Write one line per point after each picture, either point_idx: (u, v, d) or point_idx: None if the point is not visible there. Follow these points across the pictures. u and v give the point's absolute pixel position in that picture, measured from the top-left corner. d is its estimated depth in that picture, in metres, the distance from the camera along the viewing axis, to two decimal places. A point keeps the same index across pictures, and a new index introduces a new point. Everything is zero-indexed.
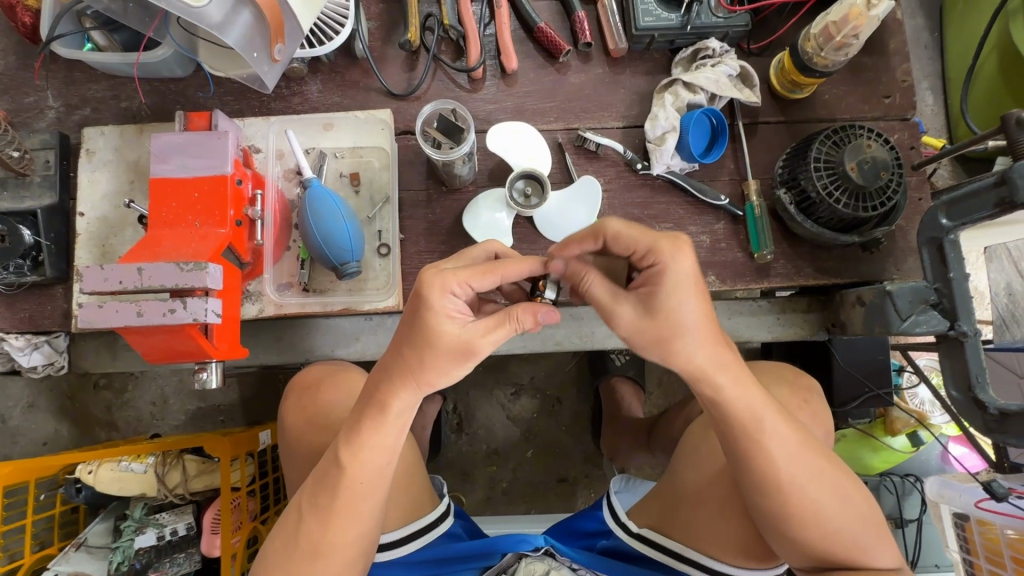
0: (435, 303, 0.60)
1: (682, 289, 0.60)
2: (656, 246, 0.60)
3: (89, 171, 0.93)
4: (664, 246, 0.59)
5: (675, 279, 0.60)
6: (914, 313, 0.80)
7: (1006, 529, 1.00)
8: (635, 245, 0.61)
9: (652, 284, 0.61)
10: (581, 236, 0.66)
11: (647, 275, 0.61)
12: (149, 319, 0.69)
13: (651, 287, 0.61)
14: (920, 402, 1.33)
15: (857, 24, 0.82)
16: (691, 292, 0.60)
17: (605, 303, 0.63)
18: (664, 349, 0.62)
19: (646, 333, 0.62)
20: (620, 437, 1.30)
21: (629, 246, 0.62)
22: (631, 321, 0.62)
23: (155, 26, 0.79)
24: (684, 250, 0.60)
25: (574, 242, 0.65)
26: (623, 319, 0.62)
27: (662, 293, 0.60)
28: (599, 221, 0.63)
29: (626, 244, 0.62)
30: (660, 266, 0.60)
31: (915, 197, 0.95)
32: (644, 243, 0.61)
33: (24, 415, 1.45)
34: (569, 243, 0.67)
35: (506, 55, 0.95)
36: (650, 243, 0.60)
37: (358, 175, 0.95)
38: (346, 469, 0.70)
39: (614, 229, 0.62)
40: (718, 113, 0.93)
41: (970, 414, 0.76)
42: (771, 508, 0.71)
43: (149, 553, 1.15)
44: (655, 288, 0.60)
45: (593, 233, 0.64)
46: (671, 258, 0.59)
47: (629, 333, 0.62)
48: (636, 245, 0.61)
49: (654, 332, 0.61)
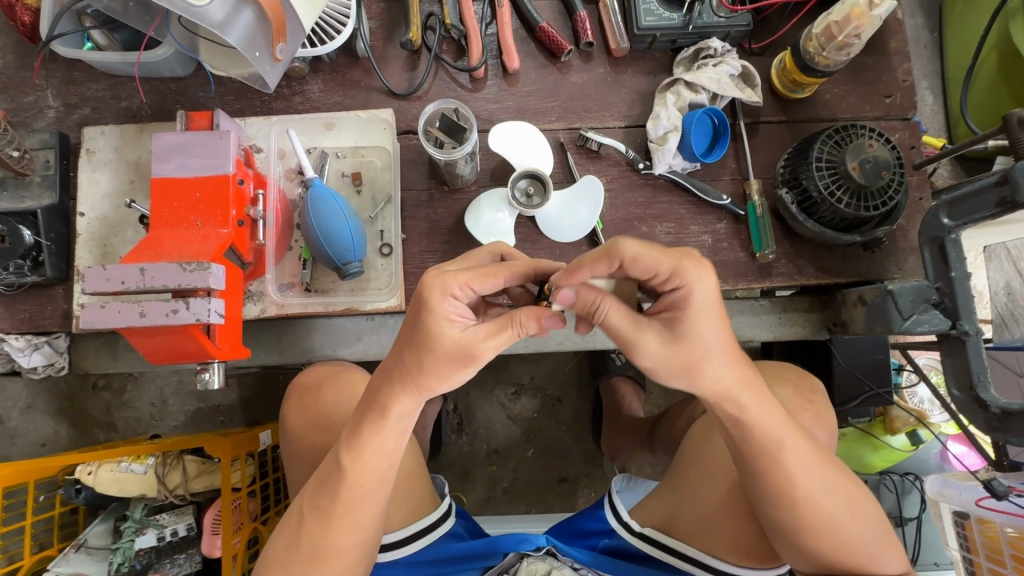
0: (435, 307, 0.59)
1: (706, 310, 0.59)
2: (680, 268, 0.58)
3: (90, 171, 0.92)
4: (691, 269, 0.57)
5: (700, 300, 0.59)
6: (915, 313, 0.81)
7: (1006, 527, 1.01)
8: (656, 268, 0.58)
9: (677, 307, 0.59)
10: (592, 260, 0.61)
11: (670, 299, 0.60)
12: (151, 319, 0.69)
13: (677, 311, 0.59)
14: (920, 401, 1.34)
15: (860, 23, 0.83)
16: (716, 314, 0.60)
17: (628, 331, 0.60)
18: (690, 373, 0.62)
19: (674, 359, 0.61)
20: (622, 437, 1.30)
21: (649, 268, 0.59)
22: (654, 345, 0.60)
23: (156, 24, 0.79)
24: (706, 270, 0.59)
25: (586, 267, 0.60)
26: (649, 346, 0.60)
27: (689, 317, 0.59)
28: (614, 244, 0.58)
29: (645, 266, 0.59)
30: (685, 289, 0.58)
31: (916, 197, 0.95)
32: (666, 266, 0.58)
33: (23, 416, 1.45)
34: (577, 269, 0.61)
35: (507, 54, 0.95)
36: (673, 266, 0.58)
37: (360, 174, 0.95)
38: (347, 472, 0.69)
39: (633, 255, 0.57)
40: (720, 112, 0.93)
41: (972, 413, 0.77)
42: (773, 510, 0.71)
43: (150, 554, 1.15)
44: (681, 312, 0.59)
45: (608, 256, 0.59)
46: (696, 279, 0.58)
47: (656, 360, 0.61)
48: (660, 268, 0.58)
49: (681, 357, 0.61)
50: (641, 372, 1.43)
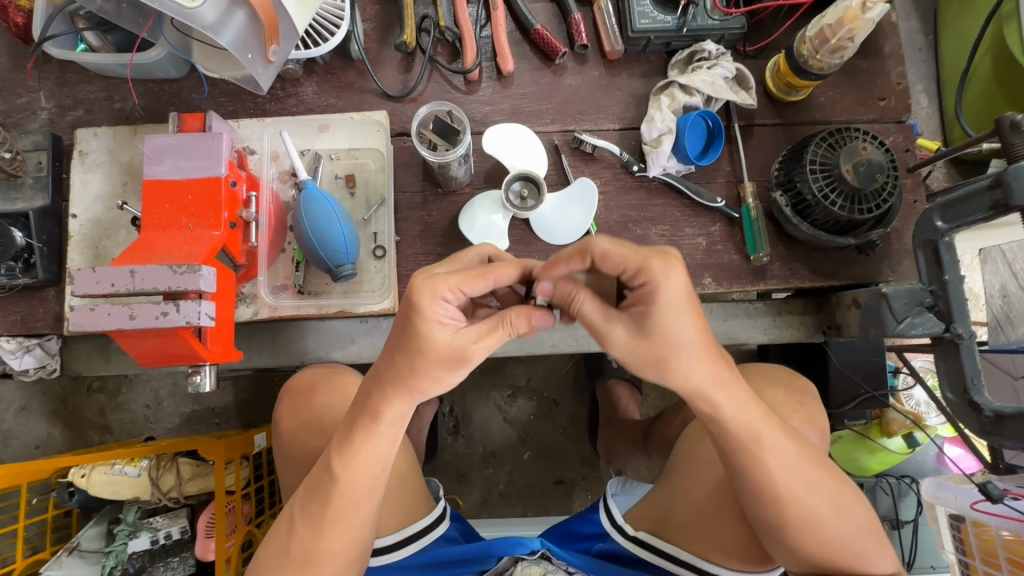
0: (426, 309, 0.59)
1: (675, 307, 0.58)
2: (647, 265, 0.57)
3: (83, 173, 0.92)
4: (655, 265, 0.57)
5: (668, 296, 0.58)
6: (909, 315, 0.83)
7: (1001, 530, 1.01)
8: (625, 263, 0.59)
9: (645, 302, 0.59)
10: (568, 257, 0.64)
11: (638, 294, 0.59)
12: (141, 322, 0.68)
13: (644, 305, 0.59)
14: (916, 403, 1.28)
15: (853, 26, 0.83)
16: (687, 311, 0.58)
17: (598, 324, 0.61)
18: (660, 368, 0.61)
19: (644, 354, 0.60)
20: (617, 440, 1.30)
21: (618, 266, 0.59)
22: (622, 339, 0.60)
23: (149, 26, 0.79)
24: (675, 267, 0.58)
25: (562, 263, 0.63)
26: (618, 339, 0.61)
27: (655, 311, 0.58)
28: (587, 240, 0.61)
29: (615, 264, 0.60)
30: (651, 285, 0.58)
31: (910, 200, 0.95)
32: (634, 262, 0.58)
33: (16, 418, 1.44)
34: (556, 263, 0.65)
35: (502, 56, 0.95)
36: (639, 263, 0.58)
37: (353, 176, 0.94)
38: (338, 477, 0.69)
39: (602, 249, 0.59)
40: (714, 115, 0.93)
41: (966, 416, 0.76)
42: (765, 514, 0.71)
43: (143, 557, 1.15)
44: (649, 306, 0.58)
45: (580, 253, 0.62)
46: (663, 276, 0.57)
47: (627, 353, 0.61)
48: (625, 265, 0.58)
49: (651, 352, 0.60)
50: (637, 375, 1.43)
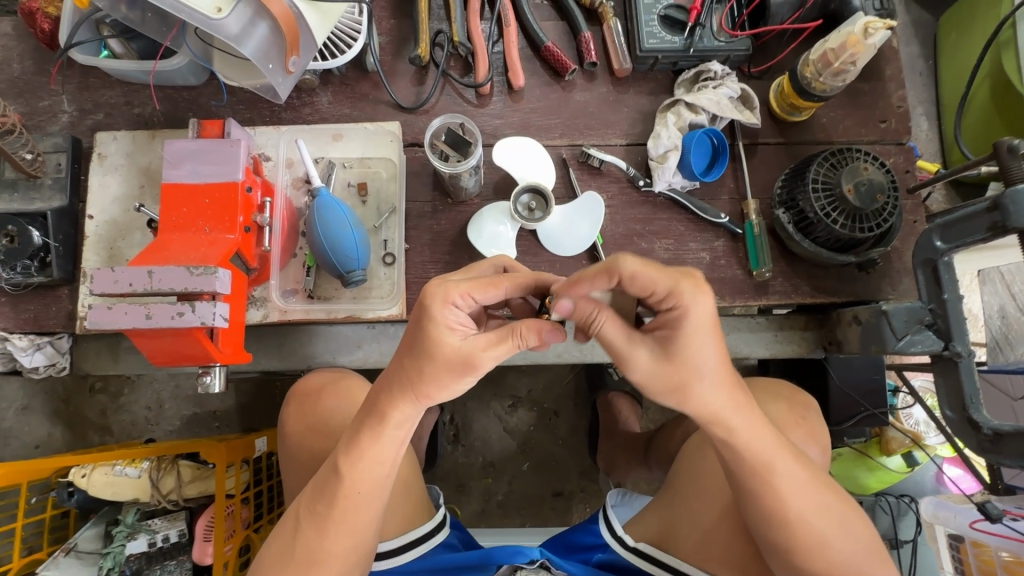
0: (437, 315, 0.60)
1: (700, 332, 0.60)
2: (677, 289, 0.58)
3: (100, 175, 0.94)
4: (687, 290, 0.58)
5: (695, 321, 0.60)
6: (908, 333, 0.84)
7: (1001, 551, 1.03)
8: (655, 286, 0.58)
9: (673, 325, 0.60)
10: (592, 275, 0.61)
11: (665, 317, 0.61)
12: (156, 321, 0.70)
13: (670, 330, 0.61)
14: (915, 423, 1.30)
15: (855, 51, 0.85)
16: (711, 334, 0.61)
17: (622, 346, 0.62)
18: (681, 392, 0.63)
19: (666, 377, 0.62)
20: (616, 452, 1.31)
21: (648, 287, 0.59)
22: (646, 361, 0.62)
23: (172, 35, 0.82)
24: (703, 291, 0.59)
25: (585, 282, 0.60)
26: (640, 362, 0.62)
27: (681, 337, 0.60)
28: (614, 260, 0.57)
29: (644, 283, 0.59)
30: (681, 310, 0.59)
31: (910, 220, 0.97)
32: (664, 286, 0.58)
33: (17, 417, 1.45)
34: (579, 280, 0.62)
35: (513, 71, 0.97)
36: (670, 286, 0.58)
37: (365, 185, 0.96)
38: (344, 478, 0.70)
39: (632, 272, 0.57)
40: (719, 133, 0.95)
41: (966, 435, 0.77)
42: (765, 525, 0.71)
43: (139, 560, 1.14)
44: (675, 331, 0.60)
45: (607, 272, 0.59)
46: (693, 300, 0.59)
47: (647, 376, 0.63)
48: (657, 286, 0.58)
49: (672, 376, 0.62)
50: (637, 387, 1.44)
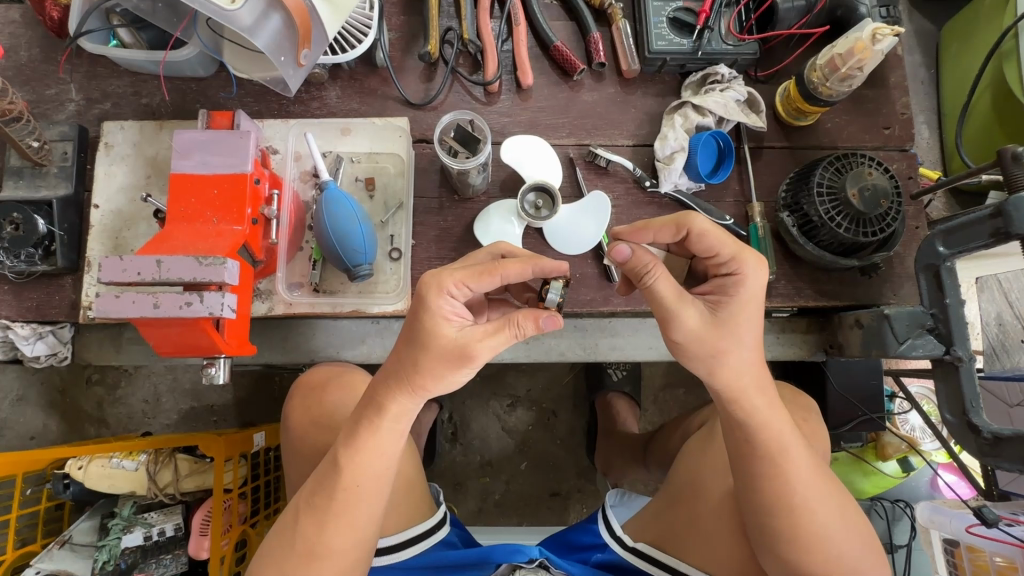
0: (431, 304, 0.62)
1: (750, 304, 0.67)
2: (739, 257, 0.66)
3: (106, 165, 0.94)
4: (750, 258, 0.66)
5: (746, 293, 0.66)
6: (910, 337, 0.84)
7: (995, 556, 1.04)
8: (720, 249, 0.67)
9: (726, 291, 0.67)
10: (660, 226, 0.68)
11: (721, 282, 0.68)
12: (165, 311, 0.70)
13: (722, 296, 0.67)
14: (911, 428, 1.34)
15: (862, 57, 0.86)
16: (756, 310, 0.67)
17: (673, 301, 0.64)
18: (716, 360, 0.66)
19: (704, 343, 0.65)
20: (614, 451, 1.31)
21: (713, 247, 0.67)
22: (693, 321, 0.64)
23: (183, 26, 0.82)
24: (761, 268, 0.67)
25: (655, 227, 0.67)
26: (687, 321, 0.64)
27: (734, 303, 0.66)
28: (687, 214, 0.66)
29: (709, 245, 0.67)
30: (741, 275, 0.66)
31: (912, 225, 0.98)
32: (729, 250, 0.66)
33: (11, 408, 1.43)
34: (644, 229, 0.69)
35: (521, 70, 0.98)
36: (733, 253, 0.66)
37: (373, 180, 0.96)
38: (343, 469, 0.70)
39: (702, 229, 0.66)
40: (725, 135, 0.96)
41: (965, 439, 0.78)
42: (765, 520, 0.71)
43: (135, 554, 1.14)
44: (729, 296, 0.66)
45: (676, 225, 0.67)
46: (751, 272, 0.66)
47: (691, 338, 0.65)
48: (723, 248, 0.66)
49: (714, 341, 0.65)
50: (637, 389, 1.45)
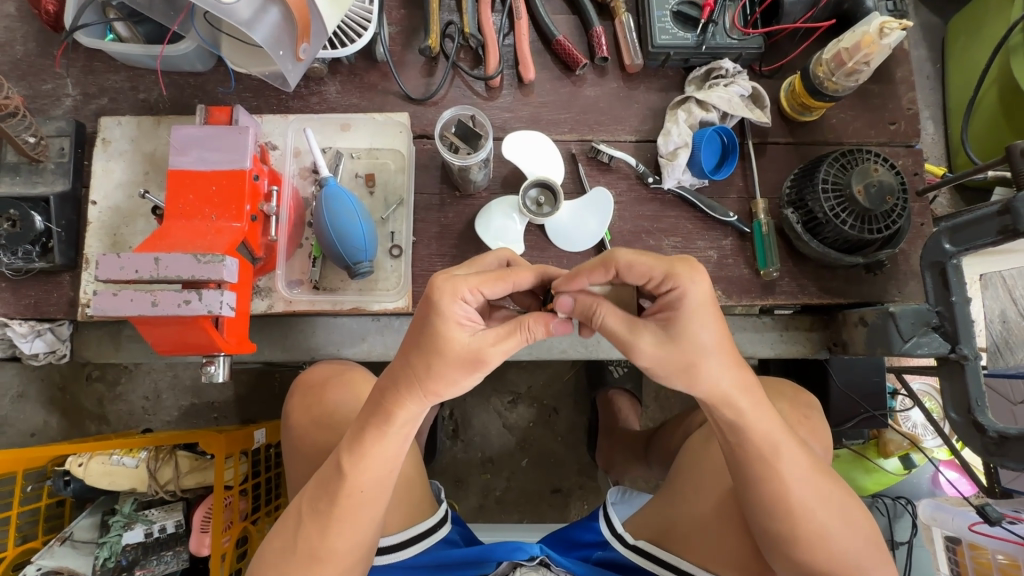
0: (445, 310, 0.60)
1: (702, 311, 0.61)
2: (673, 272, 0.61)
3: (104, 161, 0.93)
4: (682, 270, 0.61)
5: (695, 303, 0.61)
6: (915, 335, 0.85)
7: (997, 553, 1.03)
8: (651, 273, 0.62)
9: (672, 308, 0.62)
10: (590, 269, 0.65)
11: (664, 301, 0.63)
12: (163, 309, 0.69)
13: (671, 311, 0.62)
14: (912, 426, 1.29)
15: (869, 51, 0.85)
16: (711, 313, 0.62)
17: (626, 336, 0.62)
18: (689, 373, 0.63)
19: (673, 361, 0.62)
20: (616, 448, 1.31)
21: (644, 275, 0.63)
22: (650, 347, 0.62)
23: (180, 20, 0.80)
24: (700, 272, 0.62)
25: (585, 275, 0.65)
26: (646, 347, 0.62)
27: (683, 316, 0.61)
28: (610, 253, 0.63)
29: (640, 273, 0.63)
30: (680, 291, 0.61)
31: (918, 222, 0.97)
32: (660, 271, 0.62)
33: (12, 404, 1.43)
34: (577, 275, 0.66)
35: (523, 65, 0.96)
36: (666, 270, 0.62)
37: (373, 176, 0.95)
38: (346, 476, 0.69)
39: (627, 261, 0.62)
40: (729, 131, 0.95)
41: (969, 437, 0.77)
42: (768, 520, 0.70)
43: (136, 550, 1.13)
44: (676, 311, 0.61)
45: (604, 265, 0.64)
46: (690, 281, 0.61)
47: (655, 361, 0.62)
48: (652, 273, 0.62)
49: (680, 358, 0.62)
50: (638, 385, 1.44)
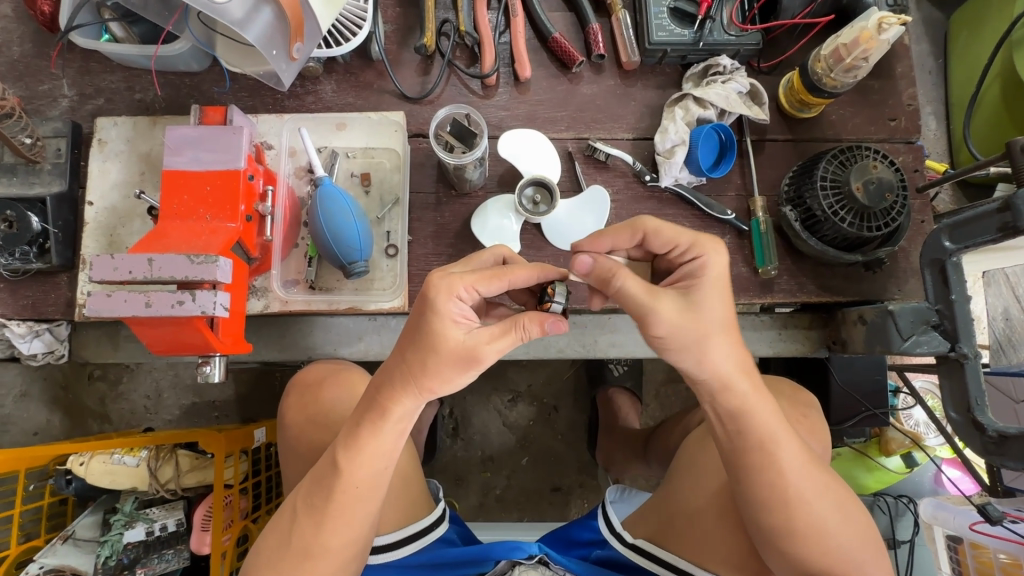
0: (441, 307, 0.60)
1: (718, 283, 0.64)
2: (698, 241, 0.66)
3: (100, 161, 0.93)
4: (707, 239, 0.65)
5: (713, 274, 0.64)
6: (914, 334, 0.82)
7: (999, 552, 1.03)
8: (679, 239, 0.67)
9: (694, 275, 0.64)
10: (615, 233, 0.70)
11: (687, 269, 0.65)
12: (156, 310, 0.69)
13: (693, 279, 0.64)
14: (915, 424, 1.29)
15: (868, 47, 0.84)
16: (724, 288, 0.64)
17: (644, 297, 0.61)
18: (701, 347, 0.63)
19: (686, 329, 0.62)
20: (615, 446, 1.31)
21: (669, 242, 0.67)
22: (670, 312, 0.61)
23: (174, 19, 0.81)
24: (723, 249, 0.66)
25: (609, 233, 0.70)
26: (665, 311, 0.61)
27: (705, 283, 0.63)
28: (638, 218, 0.69)
29: (666, 241, 0.68)
30: (703, 261, 0.64)
31: (918, 219, 0.96)
32: (687, 238, 0.66)
33: (15, 404, 1.43)
34: (601, 237, 0.71)
35: (519, 62, 0.96)
36: (692, 239, 0.66)
37: (368, 175, 0.95)
38: (342, 472, 0.69)
39: (655, 225, 0.68)
40: (727, 128, 0.94)
41: (969, 436, 0.77)
42: (764, 517, 0.70)
43: (138, 548, 1.13)
44: (698, 277, 0.64)
45: (631, 228, 0.69)
46: (712, 252, 0.65)
47: (672, 329, 0.61)
48: (679, 238, 0.66)
49: (694, 328, 0.62)
50: (638, 384, 1.44)
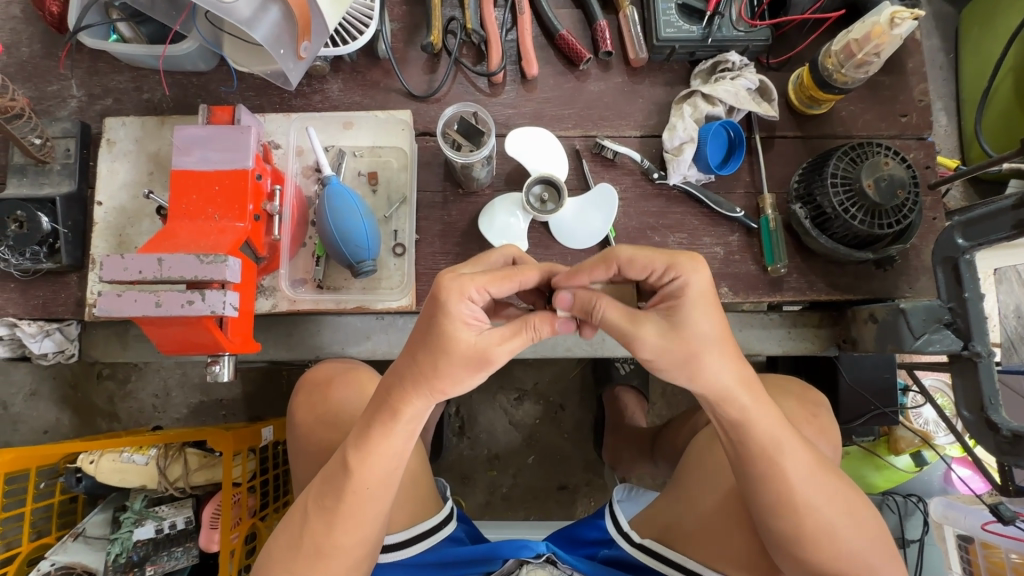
0: (453, 309, 0.60)
1: (702, 304, 0.61)
2: (675, 262, 0.61)
3: (109, 161, 0.93)
4: (684, 261, 0.60)
5: (696, 293, 0.61)
6: (927, 332, 0.82)
7: (1011, 552, 1.02)
8: (652, 264, 0.62)
9: (675, 297, 0.61)
10: (591, 266, 0.65)
11: (666, 292, 0.62)
12: (167, 310, 0.69)
13: (673, 301, 0.61)
14: (925, 422, 1.30)
15: (880, 42, 0.83)
16: (711, 308, 0.61)
17: (626, 326, 0.61)
18: (692, 365, 0.62)
19: (674, 351, 0.61)
20: (623, 445, 1.30)
21: (645, 268, 0.62)
22: (653, 338, 0.61)
23: (182, 19, 0.81)
24: (702, 264, 0.61)
25: (585, 272, 0.65)
26: (648, 338, 0.61)
27: (684, 307, 0.61)
28: (609, 249, 0.64)
29: (642, 267, 0.63)
30: (682, 282, 0.61)
31: (930, 216, 0.95)
32: (661, 262, 0.61)
33: (26, 402, 1.45)
34: (578, 272, 0.66)
35: (526, 60, 0.95)
36: (667, 261, 0.61)
37: (375, 174, 0.95)
38: (353, 472, 0.69)
39: (627, 254, 0.62)
40: (736, 125, 0.93)
41: (982, 436, 0.76)
42: (775, 519, 0.69)
43: (147, 546, 1.14)
44: (677, 302, 0.61)
45: (604, 261, 0.64)
46: (692, 272, 0.61)
47: (656, 352, 0.62)
48: (654, 265, 0.62)
49: (681, 350, 0.61)
50: (644, 382, 1.43)
